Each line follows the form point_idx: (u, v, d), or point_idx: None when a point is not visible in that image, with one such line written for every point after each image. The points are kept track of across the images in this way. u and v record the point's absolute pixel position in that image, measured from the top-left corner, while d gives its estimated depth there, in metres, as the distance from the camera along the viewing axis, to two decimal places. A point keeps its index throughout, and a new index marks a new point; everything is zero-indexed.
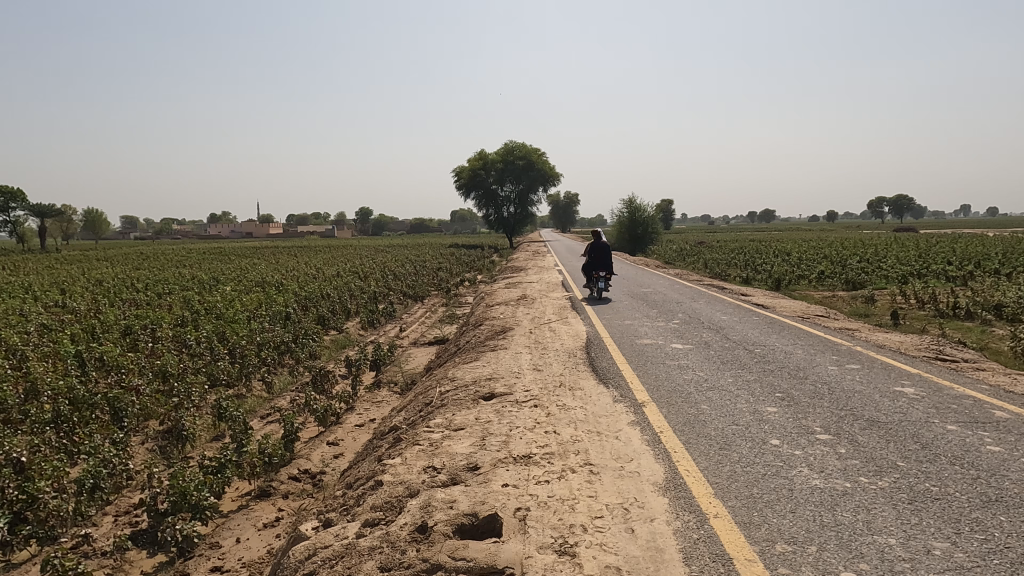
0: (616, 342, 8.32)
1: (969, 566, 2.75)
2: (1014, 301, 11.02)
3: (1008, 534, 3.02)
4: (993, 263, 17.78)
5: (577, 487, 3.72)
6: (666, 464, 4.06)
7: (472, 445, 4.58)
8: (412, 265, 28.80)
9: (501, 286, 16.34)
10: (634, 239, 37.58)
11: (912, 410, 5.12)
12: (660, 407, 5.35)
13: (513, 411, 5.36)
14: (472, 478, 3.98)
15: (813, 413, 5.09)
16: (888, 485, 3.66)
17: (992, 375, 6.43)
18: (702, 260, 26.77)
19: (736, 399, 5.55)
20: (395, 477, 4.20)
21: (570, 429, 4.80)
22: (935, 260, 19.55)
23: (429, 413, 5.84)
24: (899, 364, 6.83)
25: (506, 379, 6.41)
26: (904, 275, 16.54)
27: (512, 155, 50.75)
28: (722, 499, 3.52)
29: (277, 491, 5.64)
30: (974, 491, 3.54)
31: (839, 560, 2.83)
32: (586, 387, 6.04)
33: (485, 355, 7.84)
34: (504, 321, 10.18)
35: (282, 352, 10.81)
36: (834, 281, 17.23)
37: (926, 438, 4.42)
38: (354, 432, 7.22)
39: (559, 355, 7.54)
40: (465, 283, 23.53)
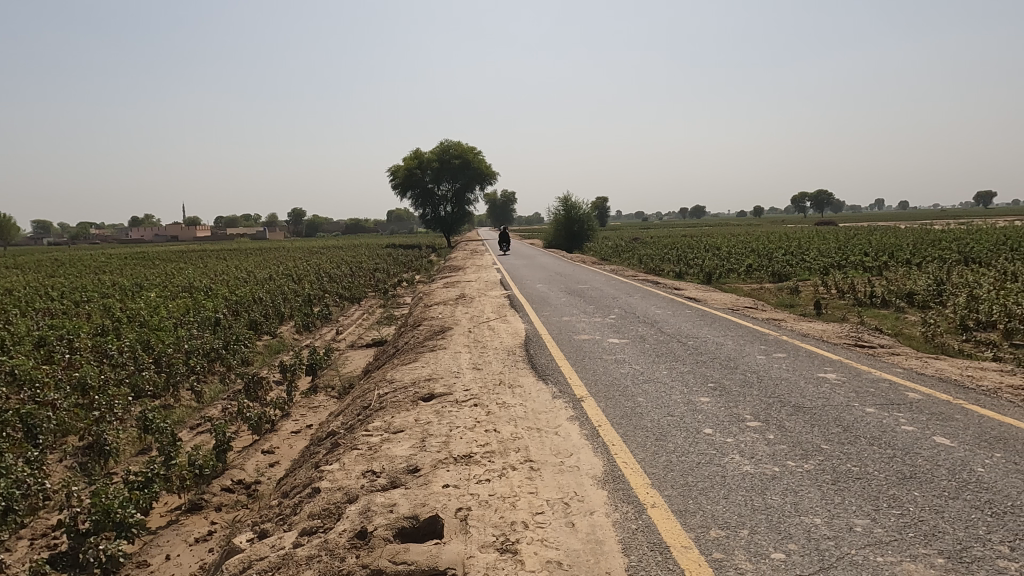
0: (554, 338, 8.40)
1: (887, 540, 2.91)
2: (924, 290, 11.72)
3: (922, 509, 3.21)
4: (904, 254, 18.87)
5: (517, 484, 3.73)
6: (604, 457, 4.13)
7: (412, 447, 4.53)
8: (349, 267, 28.24)
9: (439, 286, 16.19)
10: (570, 236, 38.10)
11: (834, 394, 5.38)
12: (598, 401, 5.43)
13: (452, 411, 5.33)
14: (412, 480, 3.93)
15: (744, 401, 5.28)
16: (813, 467, 3.83)
17: (906, 358, 6.85)
18: (637, 255, 27.35)
19: (671, 391, 5.69)
20: (332, 483, 4.11)
21: (511, 427, 4.81)
22: (853, 252, 20.58)
23: (369, 416, 5.75)
24: (822, 351, 7.18)
25: (445, 380, 6.38)
26: (825, 266, 17.37)
27: (448, 154, 50.47)
28: (659, 489, 3.60)
29: (209, 504, 5.44)
30: (892, 469, 3.75)
31: (768, 542, 2.94)
32: (525, 384, 6.07)
33: (423, 356, 7.78)
34: (443, 320, 10.12)
35: (211, 359, 10.41)
36: (762, 274, 17.94)
37: (847, 421, 4.65)
38: (291, 439, 7.04)
39: (497, 353, 7.54)
40: (403, 284, 23.33)
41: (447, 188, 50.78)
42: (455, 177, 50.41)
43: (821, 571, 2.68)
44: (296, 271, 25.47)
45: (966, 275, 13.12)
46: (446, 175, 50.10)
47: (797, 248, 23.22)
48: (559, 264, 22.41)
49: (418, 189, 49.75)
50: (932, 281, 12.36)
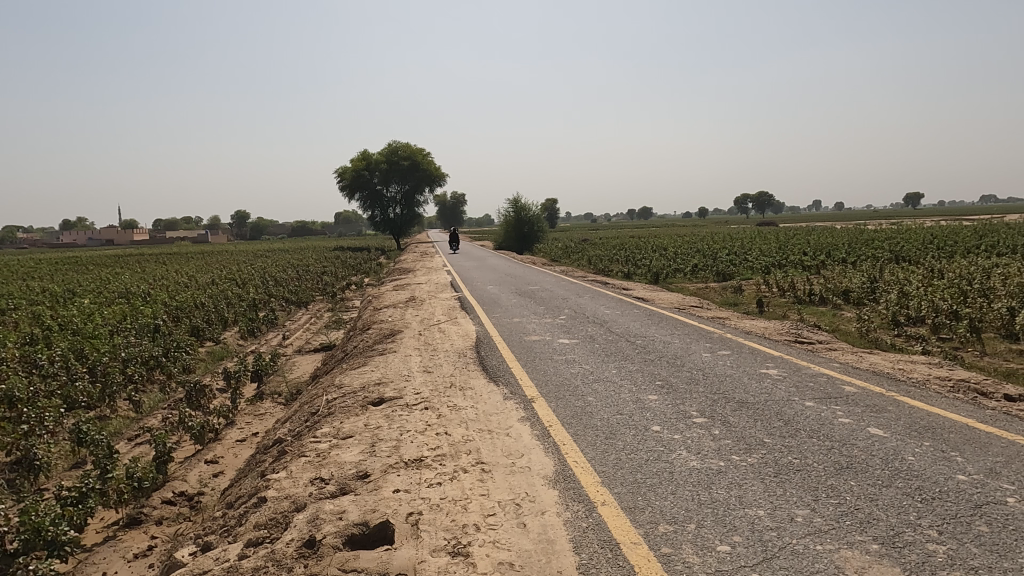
0: (505, 340, 8.42)
1: (826, 529, 3.02)
2: (858, 288, 12.24)
3: (858, 497, 3.35)
4: (839, 253, 19.65)
5: (469, 487, 3.72)
6: (555, 456, 4.15)
7: (361, 452, 4.46)
8: (295, 270, 27.62)
9: (389, 289, 16.00)
10: (520, 238, 38.24)
11: (775, 389, 5.56)
12: (548, 401, 5.47)
13: (403, 415, 5.28)
14: (362, 486, 3.87)
15: (690, 398, 5.40)
16: (756, 460, 3.94)
17: (842, 353, 7.13)
18: (587, 256, 27.66)
19: (620, 390, 5.77)
20: (279, 492, 4.00)
21: (462, 429, 4.80)
22: (792, 251, 21.33)
23: (317, 422, 5.64)
24: (764, 348, 7.41)
25: (395, 384, 6.31)
26: (767, 266, 17.93)
27: (397, 155, 49.98)
28: (609, 486, 3.65)
29: (149, 518, 5.24)
30: (830, 460, 3.89)
31: (714, 536, 3.01)
32: (476, 386, 6.06)
33: (373, 360, 7.68)
34: (392, 324, 10.00)
35: (151, 368, 10.02)
36: (707, 274, 18.39)
37: (788, 415, 4.81)
38: (236, 448, 6.84)
39: (448, 356, 7.51)
40: (352, 287, 22.96)
41: (396, 189, 50.36)
42: (404, 178, 50.03)
43: (764, 561, 2.76)
44: (240, 275, 24.75)
45: (897, 273, 13.76)
46: (395, 176, 49.57)
47: (739, 248, 23.91)
48: (509, 266, 22.48)
49: (367, 191, 49.03)
50: (866, 278, 12.91)
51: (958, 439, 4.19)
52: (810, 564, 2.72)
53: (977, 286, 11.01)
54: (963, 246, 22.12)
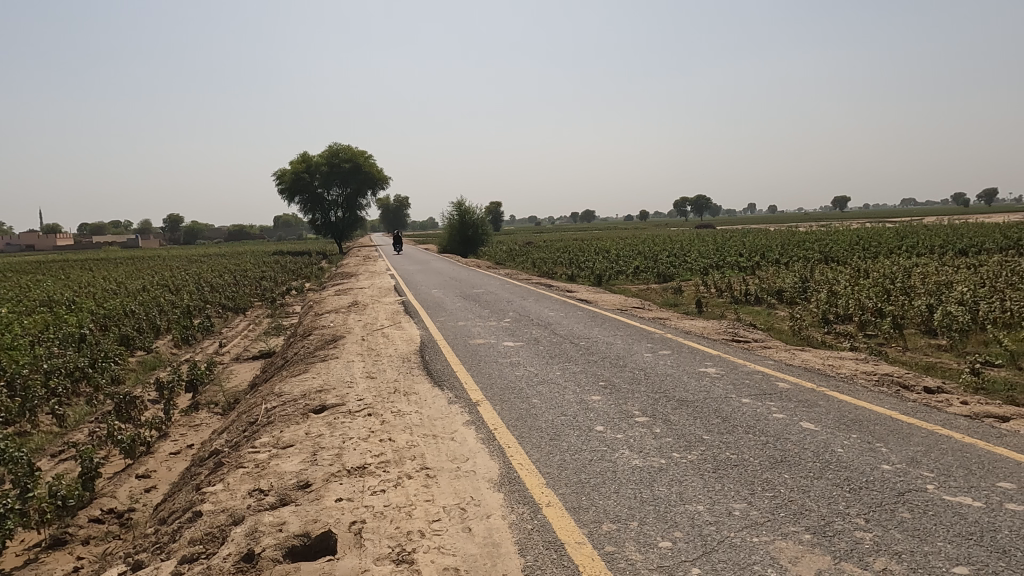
0: (450, 343, 8.38)
1: (762, 522, 3.12)
2: (791, 287, 12.74)
3: (791, 490, 3.47)
4: (773, 255, 20.42)
5: (413, 493, 3.68)
6: (500, 459, 4.15)
7: (302, 461, 4.35)
8: (232, 275, 26.79)
9: (331, 294, 15.70)
10: (464, 241, 38.17)
11: (714, 387, 5.72)
12: (493, 404, 5.47)
13: (345, 422, 5.18)
14: (303, 496, 3.78)
15: (632, 398, 5.50)
16: (696, 457, 4.05)
17: (776, 351, 7.40)
18: (532, 259, 27.84)
19: (564, 391, 5.82)
20: (215, 505, 3.86)
21: (406, 435, 4.75)
22: (729, 253, 22.03)
23: (256, 431, 5.48)
24: (703, 347, 7.62)
25: (337, 390, 6.19)
26: (705, 267, 18.45)
27: (338, 158, 49.18)
28: (554, 487, 3.67)
29: (74, 538, 4.98)
30: (765, 454, 4.03)
31: (656, 532, 3.07)
32: (420, 391, 6.01)
33: (314, 366, 7.51)
34: (334, 329, 9.81)
35: (76, 379, 9.52)
36: (648, 275, 18.77)
37: (726, 412, 4.95)
38: (169, 461, 6.57)
39: (392, 361, 7.42)
40: (292, 292, 22.41)
41: (337, 193, 49.56)
42: (345, 181, 49.28)
43: (703, 555, 2.83)
44: (174, 281, 23.81)
45: (826, 273, 14.39)
46: (336, 179, 48.73)
47: (679, 251, 24.53)
48: (454, 269, 22.41)
49: (307, 194, 48.02)
50: (798, 279, 13.45)
51: (883, 430, 4.41)
52: (747, 556, 2.80)
53: (899, 285, 11.62)
54: (887, 247, 23.36)
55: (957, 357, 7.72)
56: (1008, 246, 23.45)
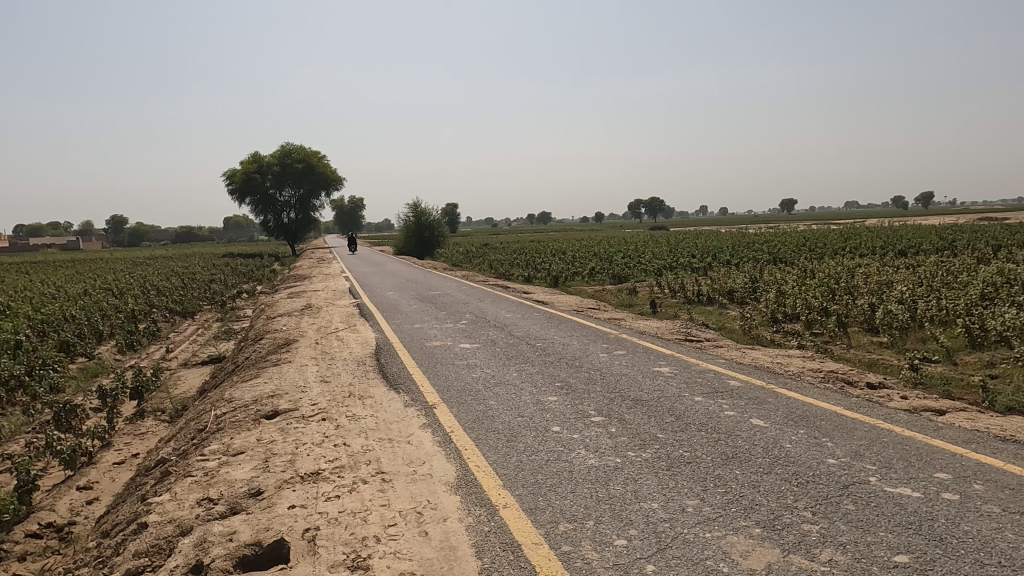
0: (406, 345, 8.31)
1: (714, 517, 3.18)
2: (741, 288, 13.07)
3: (742, 485, 3.55)
4: (724, 256, 20.90)
5: (369, 498, 3.63)
6: (457, 462, 4.14)
7: (253, 469, 4.24)
8: (180, 278, 26.00)
9: (283, 297, 15.38)
10: (421, 242, 37.91)
11: (667, 386, 5.82)
12: (450, 406, 5.44)
13: (299, 427, 5.08)
14: (255, 504, 3.69)
15: (588, 398, 5.54)
16: (650, 455, 4.11)
17: (727, 350, 7.58)
18: (489, 260, 27.85)
19: (521, 392, 5.83)
20: (162, 516, 3.73)
21: (361, 439, 4.68)
22: (681, 254, 22.45)
23: (205, 439, 5.32)
24: (657, 347, 7.74)
25: (290, 395, 6.06)
26: (659, 268, 18.75)
27: (290, 158, 48.24)
28: (511, 489, 3.68)
29: (10, 555, 4.75)
30: (717, 451, 4.12)
31: (612, 531, 3.10)
32: (375, 395, 5.94)
33: (267, 371, 7.34)
34: (287, 333, 9.60)
35: (11, 388, 9.08)
36: (604, 277, 18.98)
37: (679, 410, 5.04)
38: (113, 471, 6.32)
39: (347, 364, 7.31)
40: (243, 295, 21.85)
41: (290, 193, 48.59)
42: (299, 182, 48.34)
43: (658, 552, 2.87)
44: (117, 285, 22.97)
45: (775, 273, 14.81)
46: (289, 179, 47.80)
47: (634, 252, 24.91)
48: (411, 271, 22.22)
49: (259, 195, 46.94)
50: (748, 279, 13.79)
51: (828, 426, 4.56)
52: (700, 551, 2.85)
53: (843, 284, 12.03)
54: (832, 248, 24.19)
55: (897, 353, 8.03)
56: (944, 246, 24.56)
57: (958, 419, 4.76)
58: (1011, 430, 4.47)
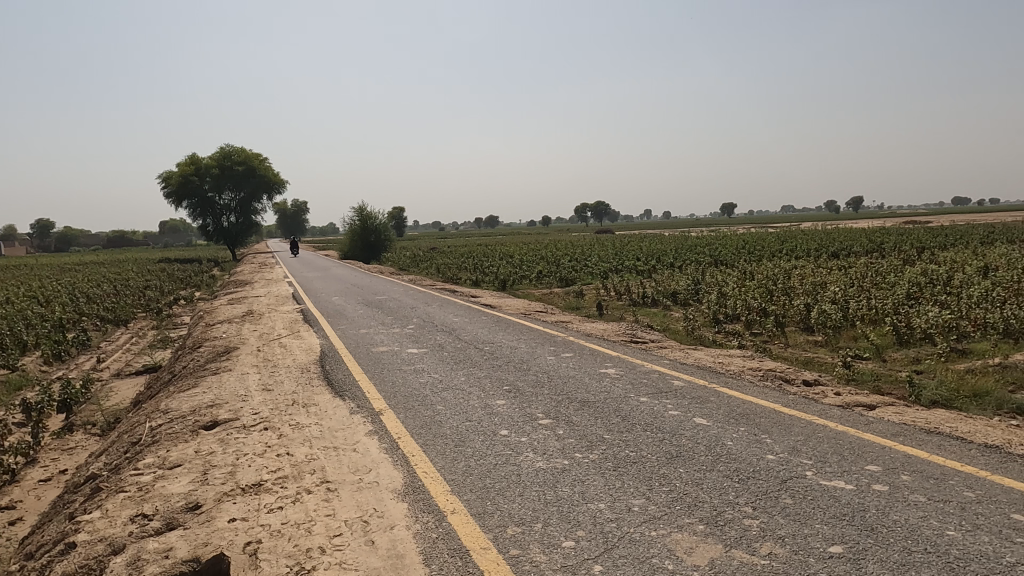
0: (352, 351, 8.16)
1: (660, 516, 3.24)
2: (684, 290, 13.37)
3: (686, 483, 3.62)
4: (668, 258, 21.34)
5: (313, 508, 3.54)
6: (403, 469, 4.08)
7: (190, 483, 4.08)
8: (111, 284, 24.89)
9: (222, 303, 14.88)
10: (367, 246, 37.39)
11: (613, 387, 5.90)
12: (397, 413, 5.37)
13: (240, 438, 4.92)
14: (193, 519, 3.55)
15: (535, 401, 5.56)
16: (597, 456, 4.15)
17: (671, 350, 7.74)
18: (436, 264, 27.68)
19: (468, 396, 5.81)
20: (91, 535, 3.55)
21: (305, 448, 4.57)
22: (626, 257, 22.85)
23: (139, 452, 5.09)
24: (603, 349, 7.84)
25: (230, 405, 5.87)
26: (605, 271, 19.01)
27: (230, 160, 46.82)
28: (459, 494, 3.65)
29: None
30: (661, 450, 4.19)
31: (560, 533, 3.11)
32: (320, 402, 5.81)
33: (205, 380, 7.09)
34: (227, 341, 9.30)
35: None
36: (551, 280, 19.12)
37: (625, 411, 5.11)
38: (38, 489, 5.99)
39: (290, 372, 7.13)
40: (180, 302, 21.06)
41: (229, 197, 47.24)
42: (239, 185, 47.03)
43: (605, 552, 2.89)
44: (43, 293, 21.78)
45: (716, 275, 15.23)
46: (228, 182, 46.38)
47: (580, 255, 25.18)
48: (356, 275, 21.87)
49: (196, 198, 45.36)
50: (691, 281, 14.12)
51: (767, 423, 4.70)
52: (646, 550, 2.89)
53: (780, 286, 12.47)
54: (770, 250, 25.02)
55: (831, 351, 8.36)
56: (873, 248, 25.71)
57: (887, 413, 4.98)
58: (935, 422, 4.71)
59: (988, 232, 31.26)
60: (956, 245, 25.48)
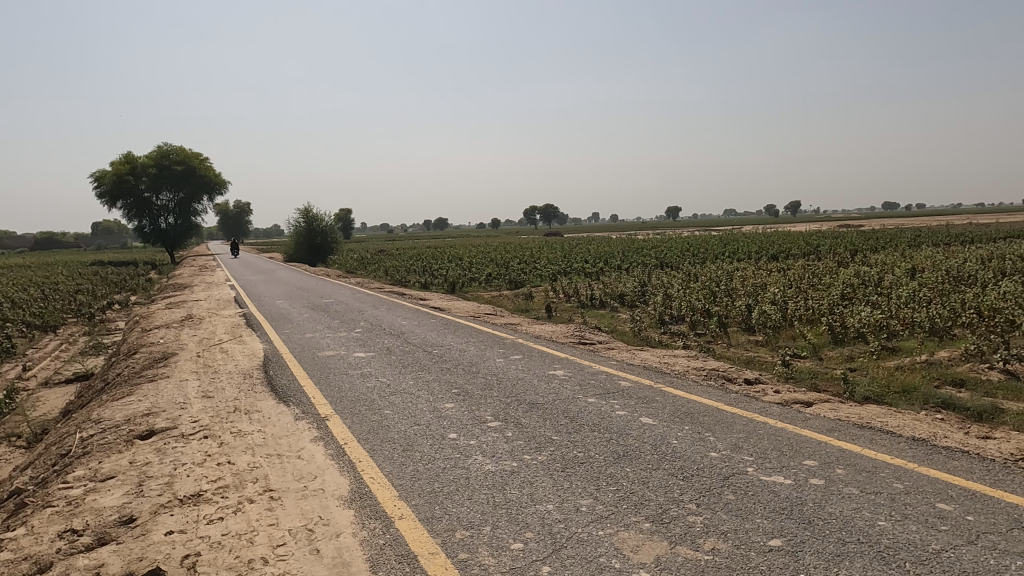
0: (296, 356, 7.98)
1: (607, 515, 3.27)
2: (631, 292, 13.60)
3: (633, 482, 3.68)
4: (615, 261, 21.68)
5: (256, 517, 3.45)
6: (350, 475, 4.01)
7: (124, 495, 3.90)
8: (38, 289, 23.64)
9: (160, 307, 14.33)
10: (313, 249, 36.67)
11: (562, 389, 5.94)
12: (344, 418, 5.27)
13: (177, 447, 4.74)
14: (127, 533, 3.40)
15: (484, 403, 5.55)
16: (546, 457, 4.17)
17: (618, 351, 7.86)
18: (384, 267, 27.35)
19: (417, 400, 5.75)
20: (15, 553, 3.35)
21: (247, 456, 4.44)
22: (574, 259, 23.10)
23: (68, 465, 4.85)
24: (552, 350, 7.90)
25: (168, 413, 5.65)
26: (554, 273, 19.17)
27: (168, 159, 45.22)
28: (407, 499, 3.61)
29: None
30: (609, 450, 4.24)
31: (508, 535, 3.11)
32: (263, 409, 5.65)
33: (141, 388, 6.81)
34: (164, 346, 8.96)
35: None
36: (500, 282, 19.17)
37: (573, 412, 5.16)
38: None
39: (232, 378, 6.91)
40: (113, 307, 20.17)
41: (167, 197, 45.58)
42: (178, 186, 45.43)
43: (554, 553, 2.91)
44: None
45: (662, 277, 15.56)
46: (166, 182, 44.75)
47: (529, 258, 25.33)
48: (301, 278, 21.41)
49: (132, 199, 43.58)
50: (637, 283, 14.38)
51: (711, 421, 4.82)
52: (594, 549, 2.92)
53: (723, 287, 12.82)
54: (713, 252, 25.74)
55: (771, 350, 8.64)
56: (809, 250, 26.73)
57: (823, 409, 5.18)
58: (868, 417, 4.92)
59: (914, 236, 32.95)
60: (886, 248, 26.74)
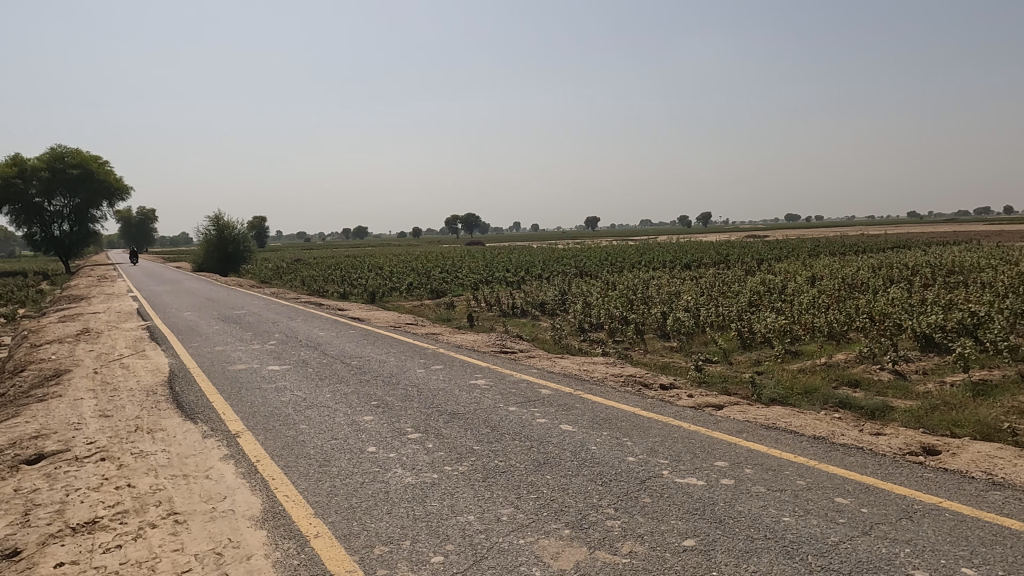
0: (205, 370, 7.59)
1: (528, 523, 3.28)
2: (552, 300, 13.77)
3: (553, 490, 3.70)
4: (536, 270, 21.89)
5: (158, 543, 3.24)
6: (262, 493, 3.84)
7: (7, 526, 3.57)
8: None
9: (52, 321, 13.31)
10: (224, 258, 35.12)
11: (483, 398, 5.93)
12: (256, 434, 5.05)
13: (70, 471, 4.40)
14: (10, 567, 3.11)
15: (404, 415, 5.46)
16: (467, 468, 4.14)
17: (539, 359, 7.94)
18: (301, 277, 26.53)
19: (334, 414, 5.59)
20: None
21: (149, 478, 4.18)
22: (496, 268, 23.19)
23: None
24: (473, 360, 7.87)
25: (60, 435, 5.24)
26: (475, 282, 19.16)
27: (63, 163, 42.24)
28: (323, 516, 3.49)
29: None
30: (529, 458, 4.26)
31: (428, 548, 3.06)
32: (168, 427, 5.34)
33: (29, 408, 6.29)
34: (57, 363, 8.31)
35: None
36: (422, 291, 18.97)
37: (494, 421, 5.15)
38: None
39: (133, 395, 6.49)
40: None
41: (61, 203, 42.51)
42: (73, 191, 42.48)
43: (474, 564, 2.88)
44: None
45: (581, 286, 15.85)
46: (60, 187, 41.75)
47: (451, 266, 25.22)
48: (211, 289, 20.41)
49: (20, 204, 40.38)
50: (557, 291, 14.59)
51: (629, 426, 4.92)
52: (514, 558, 2.92)
53: (640, 295, 13.20)
54: (631, 262, 26.48)
55: (684, 356, 8.97)
56: (720, 259, 27.98)
57: (732, 412, 5.40)
58: (773, 418, 5.18)
59: (814, 246, 35.07)
60: (789, 257, 28.34)
